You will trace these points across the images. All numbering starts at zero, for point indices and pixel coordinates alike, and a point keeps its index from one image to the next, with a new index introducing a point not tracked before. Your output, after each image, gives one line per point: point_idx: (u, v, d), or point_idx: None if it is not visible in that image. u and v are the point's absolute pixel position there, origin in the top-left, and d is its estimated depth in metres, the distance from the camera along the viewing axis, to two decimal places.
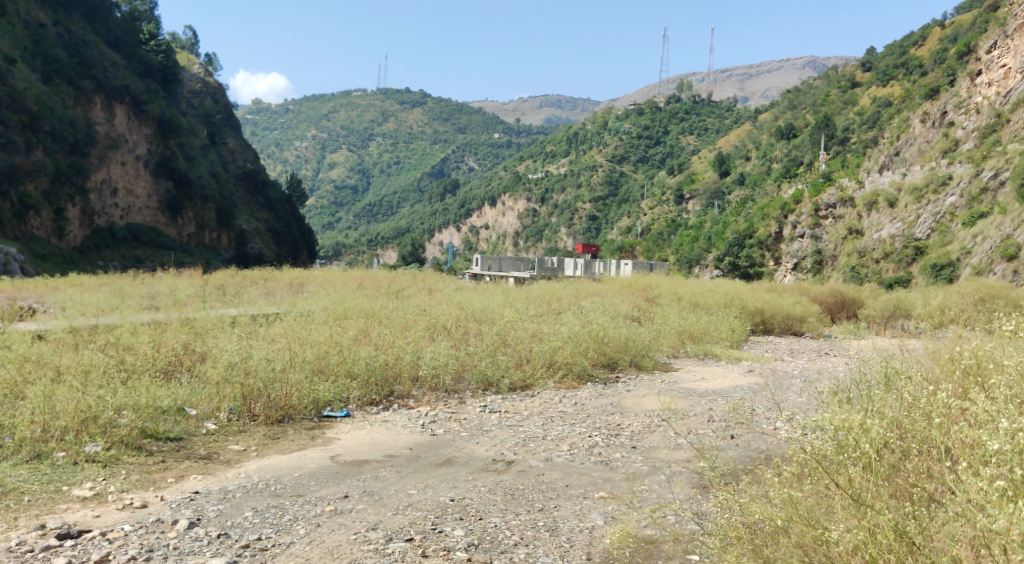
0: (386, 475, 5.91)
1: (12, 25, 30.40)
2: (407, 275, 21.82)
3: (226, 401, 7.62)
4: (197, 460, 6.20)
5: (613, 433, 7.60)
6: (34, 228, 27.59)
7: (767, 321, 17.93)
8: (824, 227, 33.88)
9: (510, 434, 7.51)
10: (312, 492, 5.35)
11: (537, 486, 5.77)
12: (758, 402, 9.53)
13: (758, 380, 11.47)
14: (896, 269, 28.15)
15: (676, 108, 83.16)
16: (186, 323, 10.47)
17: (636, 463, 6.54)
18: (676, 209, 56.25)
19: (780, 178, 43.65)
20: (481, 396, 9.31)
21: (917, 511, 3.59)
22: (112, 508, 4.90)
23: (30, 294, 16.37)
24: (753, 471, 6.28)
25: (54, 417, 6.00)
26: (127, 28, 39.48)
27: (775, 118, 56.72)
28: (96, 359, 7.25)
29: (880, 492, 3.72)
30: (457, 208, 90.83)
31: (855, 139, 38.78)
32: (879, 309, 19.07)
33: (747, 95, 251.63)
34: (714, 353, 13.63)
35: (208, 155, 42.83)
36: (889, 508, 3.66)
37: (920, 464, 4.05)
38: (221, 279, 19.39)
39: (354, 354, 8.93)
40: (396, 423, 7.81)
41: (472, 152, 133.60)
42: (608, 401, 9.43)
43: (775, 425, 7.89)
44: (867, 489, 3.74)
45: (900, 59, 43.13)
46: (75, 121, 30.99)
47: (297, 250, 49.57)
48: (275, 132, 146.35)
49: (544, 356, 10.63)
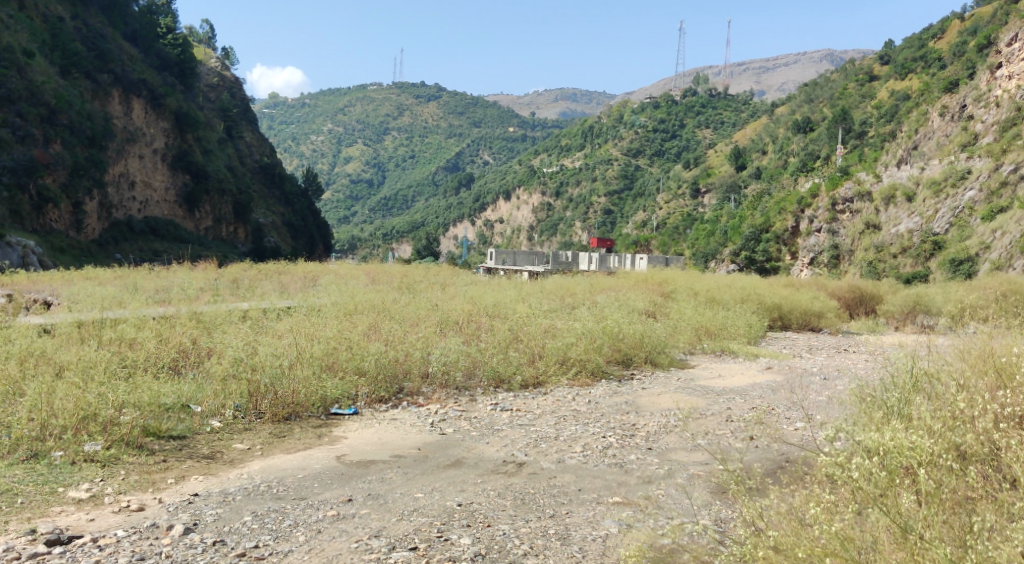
0: (392, 477, 5.70)
1: (30, 18, 30.47)
2: (421, 268, 21.70)
3: (233, 398, 7.45)
4: (199, 460, 6.02)
5: (628, 434, 7.36)
6: (52, 221, 27.62)
7: (784, 316, 17.62)
8: (841, 222, 33.48)
9: (521, 433, 7.28)
10: (315, 495, 5.15)
11: (548, 491, 5.55)
12: (778, 402, 9.24)
13: (776, 378, 11.19)
14: (914, 264, 27.75)
15: (692, 101, 82.43)
16: (196, 317, 10.33)
17: (652, 466, 6.31)
18: (692, 202, 55.77)
19: (797, 171, 43.13)
20: (493, 394, 9.08)
21: (969, 542, 3.34)
22: (108, 511, 4.74)
23: (45, 287, 16.35)
24: (776, 478, 6.02)
25: (53, 415, 5.85)
26: (144, 22, 39.49)
27: (791, 111, 56.04)
28: (99, 356, 7.09)
29: (932, 520, 3.46)
30: (472, 202, 90.68)
31: (873, 133, 38.19)
32: (898, 305, 18.69)
33: (764, 88, 249.75)
34: (731, 350, 13.35)
35: (224, 149, 42.85)
36: (924, 540, 3.41)
37: (961, 488, 3.78)
38: (234, 273, 19.31)
39: (363, 351, 8.73)
40: (405, 422, 7.62)
41: (487, 146, 133.25)
42: (623, 400, 9.21)
43: (796, 428, 7.64)
44: (918, 515, 3.47)
45: (919, 51, 42.42)
46: (93, 114, 30.93)
47: (313, 243, 49.65)
48: (292, 125, 146.63)
49: (558, 352, 10.39)
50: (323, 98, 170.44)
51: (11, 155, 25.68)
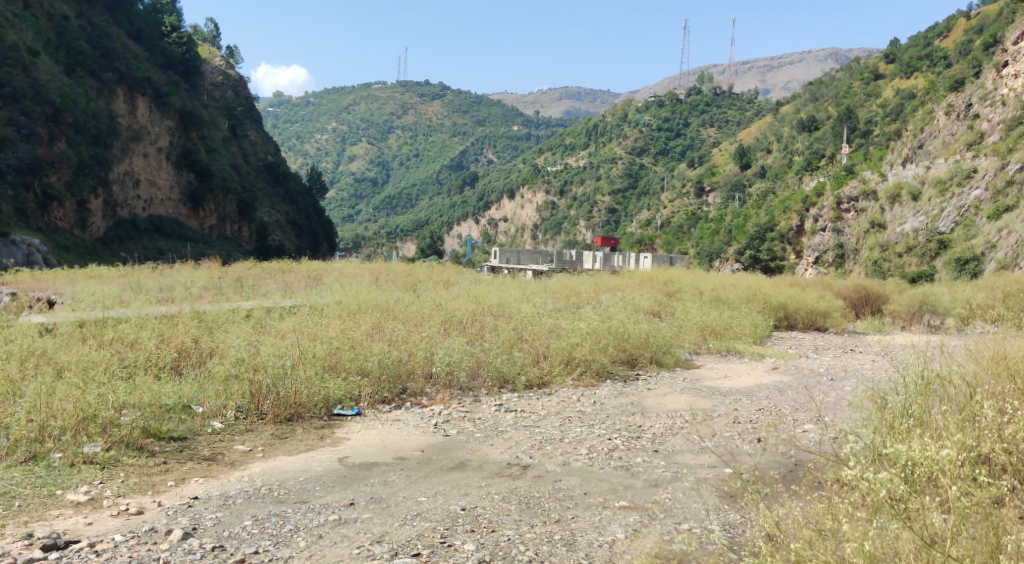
0: (394, 480, 5.61)
1: (35, 17, 30.48)
2: (425, 267, 21.65)
3: (234, 398, 7.38)
4: (199, 462, 5.95)
5: (634, 437, 7.26)
6: (58, 219, 27.61)
7: (790, 316, 17.50)
8: (846, 221, 33.34)
9: (525, 435, 7.19)
10: (317, 498, 5.07)
11: (554, 495, 5.46)
12: (785, 403, 9.15)
13: (782, 378, 11.08)
14: (920, 263, 27.62)
15: (696, 100, 82.20)
16: (198, 316, 10.26)
17: (659, 469, 6.23)
18: (696, 202, 55.59)
19: (802, 171, 42.94)
20: (497, 394, 9.01)
21: None
22: (106, 515, 4.67)
23: (48, 285, 16.30)
24: (783, 483, 5.94)
25: (53, 416, 5.79)
26: (149, 21, 39.48)
27: (796, 110, 55.81)
28: (99, 356, 7.01)
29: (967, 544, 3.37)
30: (476, 201, 90.57)
31: (878, 132, 37.99)
32: (904, 305, 18.53)
33: (769, 87, 249.02)
34: (737, 350, 13.24)
35: (229, 148, 42.84)
36: (939, 553, 3.33)
37: (979, 499, 3.68)
38: (237, 272, 19.25)
39: (366, 351, 8.64)
40: (408, 423, 7.53)
41: (491, 145, 133.09)
42: (628, 401, 9.11)
43: (804, 431, 7.54)
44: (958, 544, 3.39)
45: (924, 50, 42.18)
46: (98, 113, 30.93)
47: (317, 242, 49.63)
48: (297, 124, 146.71)
49: (562, 352, 10.31)
50: (327, 97, 170.42)
51: (15, 153, 25.67)
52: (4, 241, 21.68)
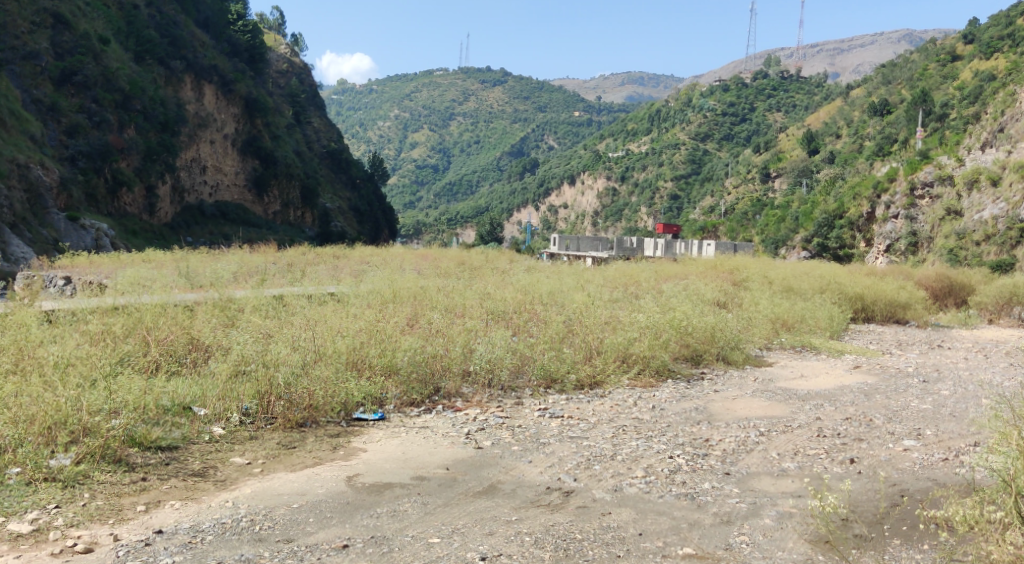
0: (406, 510, 4.64)
1: (106, 6, 30.50)
2: (481, 253, 20.76)
3: (242, 400, 6.46)
4: (184, 479, 5.08)
5: (700, 454, 6.11)
6: (127, 204, 27.54)
7: (868, 308, 15.84)
8: (920, 208, 31.16)
9: (571, 450, 6.09)
10: (305, 536, 4.21)
11: (600, 536, 4.42)
12: (875, 411, 7.85)
13: (866, 379, 9.73)
14: (999, 253, 25.41)
15: (762, 84, 79.24)
16: (225, 304, 9.49)
17: (732, 500, 5.10)
18: (762, 187, 53.08)
19: (872, 156, 40.59)
20: (542, 396, 7.93)
21: None
22: (44, 554, 3.94)
23: (104, 270, 15.85)
24: (894, 523, 4.78)
25: (17, 424, 4.99)
26: (215, 9, 39.36)
27: (868, 93, 52.88)
28: (89, 352, 6.20)
29: None
30: (536, 187, 89.41)
31: (954, 116, 35.02)
32: (992, 295, 16.63)
33: (838, 70, 242.96)
34: (813, 346, 11.85)
35: (292, 135, 42.71)
36: None
37: None
38: (291, 257, 18.64)
39: (395, 345, 7.67)
40: (436, 431, 6.55)
41: (551, 131, 131.39)
42: (693, 406, 7.93)
43: (906, 451, 6.28)
44: None
45: (1007, 28, 38.95)
46: (165, 100, 30.68)
47: (379, 228, 49.24)
48: (360, 112, 148.52)
49: (618, 348, 9.17)
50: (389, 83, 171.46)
51: (86, 140, 25.60)
52: (72, 226, 21.60)
